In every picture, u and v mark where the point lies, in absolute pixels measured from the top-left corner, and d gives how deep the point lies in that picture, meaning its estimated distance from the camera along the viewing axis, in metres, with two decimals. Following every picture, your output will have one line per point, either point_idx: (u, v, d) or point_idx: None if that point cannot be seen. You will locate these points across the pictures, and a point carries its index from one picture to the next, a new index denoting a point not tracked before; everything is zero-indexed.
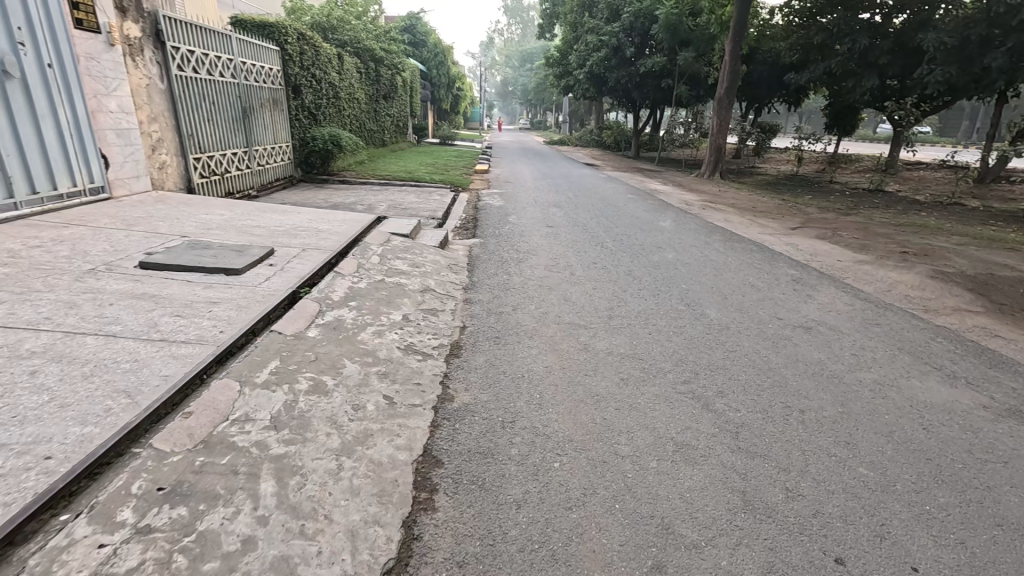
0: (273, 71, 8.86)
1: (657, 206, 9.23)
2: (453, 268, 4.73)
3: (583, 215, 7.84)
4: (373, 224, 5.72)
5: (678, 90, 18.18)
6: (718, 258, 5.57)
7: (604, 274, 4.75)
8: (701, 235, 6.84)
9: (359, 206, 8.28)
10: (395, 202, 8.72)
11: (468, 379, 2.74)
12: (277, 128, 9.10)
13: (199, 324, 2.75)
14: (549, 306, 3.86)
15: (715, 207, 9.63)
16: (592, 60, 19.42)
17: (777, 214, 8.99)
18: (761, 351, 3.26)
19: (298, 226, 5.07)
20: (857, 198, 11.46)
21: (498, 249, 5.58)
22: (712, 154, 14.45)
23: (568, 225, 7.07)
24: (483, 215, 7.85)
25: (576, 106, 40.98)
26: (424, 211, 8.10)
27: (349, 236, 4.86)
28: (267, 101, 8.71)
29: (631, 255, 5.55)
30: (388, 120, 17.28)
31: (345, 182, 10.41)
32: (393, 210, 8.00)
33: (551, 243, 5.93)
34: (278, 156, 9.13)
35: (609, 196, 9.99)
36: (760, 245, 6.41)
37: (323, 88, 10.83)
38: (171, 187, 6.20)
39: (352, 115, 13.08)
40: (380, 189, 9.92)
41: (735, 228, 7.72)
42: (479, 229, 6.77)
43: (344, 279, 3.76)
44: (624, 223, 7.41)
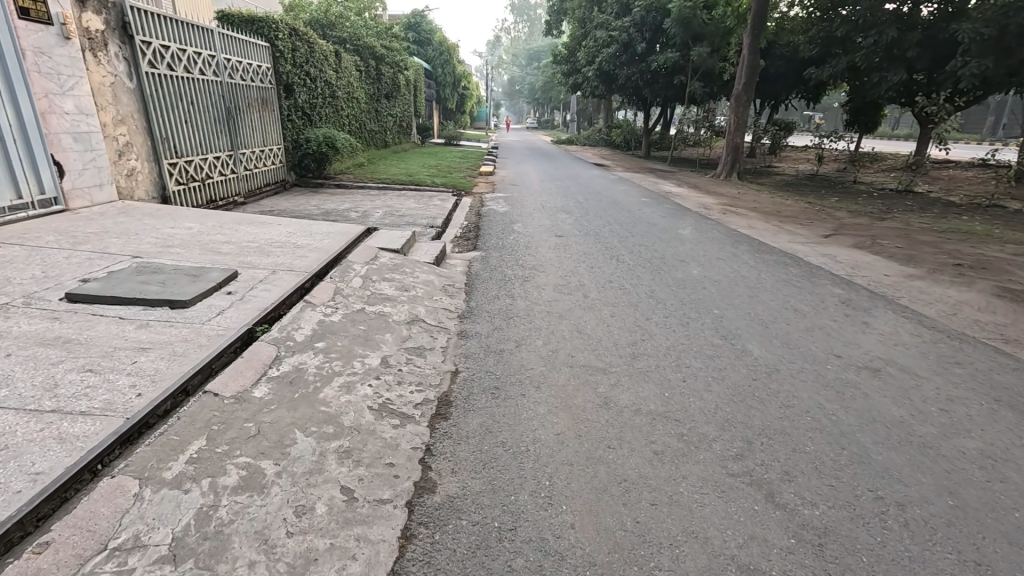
0: (261, 69, 8.31)
1: (675, 210, 8.56)
2: (448, 290, 4.12)
3: (595, 222, 7.19)
4: (362, 236, 5.12)
5: (691, 87, 17.45)
6: (750, 275, 4.90)
7: (623, 296, 4.11)
8: (727, 244, 6.17)
9: (353, 213, 7.70)
10: (393, 209, 8.14)
11: (457, 458, 2.12)
12: (267, 130, 8.56)
13: (113, 382, 2.16)
14: (559, 341, 3.23)
15: (737, 211, 8.94)
16: (601, 56, 18.74)
17: (805, 219, 8.30)
18: (825, 406, 2.61)
19: (275, 241, 4.48)
20: (888, 200, 10.70)
21: (502, 264, 4.96)
22: (729, 154, 13.71)
23: (578, 233, 6.44)
24: (486, 223, 7.23)
25: (585, 105, 40.22)
26: (423, 218, 7.50)
27: (330, 253, 4.26)
28: (255, 100, 8.16)
29: (652, 271, 4.90)
30: (391, 120, 16.71)
31: (341, 186, 9.84)
32: (389, 217, 7.42)
33: (560, 256, 5.31)
34: (268, 159, 8.58)
35: (622, 200, 9.34)
36: (794, 257, 5.73)
37: (318, 87, 10.28)
38: (142, 196, 5.65)
39: (351, 116, 12.53)
40: (377, 194, 9.34)
41: (763, 236, 7.04)
42: (481, 240, 6.15)
43: (315, 311, 3.16)
44: (641, 231, 6.75)
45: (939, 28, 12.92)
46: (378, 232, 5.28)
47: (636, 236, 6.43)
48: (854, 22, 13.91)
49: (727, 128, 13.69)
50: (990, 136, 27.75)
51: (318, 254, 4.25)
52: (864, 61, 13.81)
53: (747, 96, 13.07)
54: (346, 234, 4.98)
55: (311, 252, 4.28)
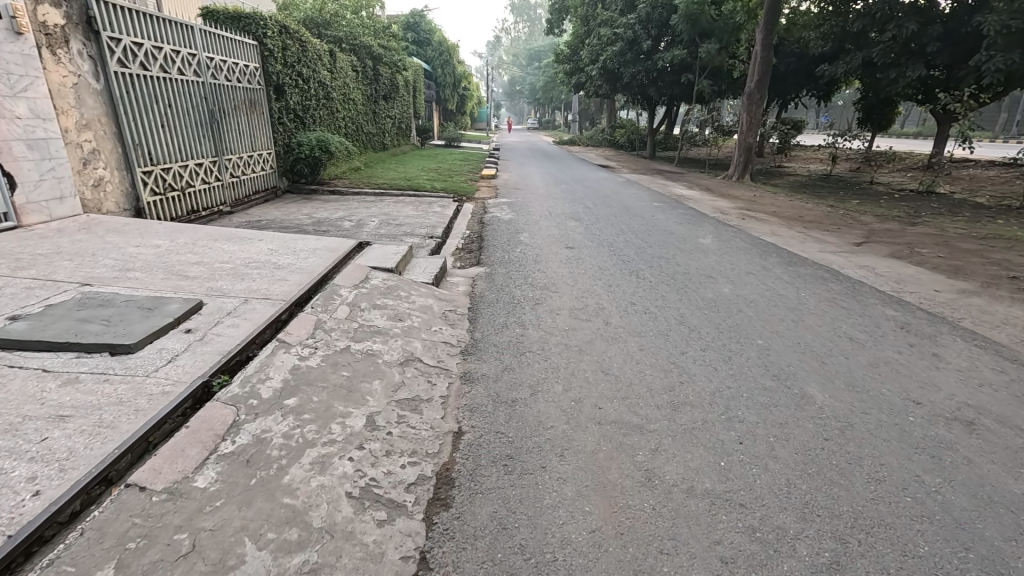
0: (249, 69, 7.80)
1: (691, 216, 8.01)
2: (449, 317, 3.59)
3: (607, 231, 6.66)
4: (353, 252, 4.60)
5: (699, 85, 16.90)
6: (788, 293, 4.37)
7: (649, 324, 3.58)
8: (753, 256, 5.64)
9: (346, 223, 7.17)
10: (390, 217, 7.61)
11: (463, 574, 1.59)
12: (255, 134, 8.06)
13: (6, 473, 1.63)
14: (583, 386, 2.71)
15: (755, 217, 8.39)
16: (605, 54, 18.21)
17: (830, 225, 7.75)
18: (924, 480, 2.08)
19: (252, 261, 3.96)
20: (912, 202, 10.15)
21: (508, 284, 4.42)
22: (741, 155, 13.16)
23: (591, 244, 5.92)
24: (489, 232, 6.70)
25: (587, 104, 39.65)
26: (422, 227, 6.97)
27: (314, 276, 3.74)
28: (242, 103, 7.65)
29: (677, 289, 4.36)
30: (389, 122, 16.18)
31: (336, 193, 9.32)
32: (385, 227, 6.92)
33: (574, 272, 4.78)
34: (256, 165, 8.07)
35: (633, 205, 8.81)
36: (830, 270, 5.21)
37: (312, 88, 9.76)
38: (112, 209, 5.14)
39: (347, 118, 12.02)
40: (373, 201, 8.82)
41: (789, 244, 6.52)
42: (485, 253, 5.62)
43: (289, 353, 2.63)
44: (658, 241, 6.20)
45: (960, 21, 12.37)
46: (371, 247, 4.76)
47: (654, 247, 5.90)
48: (871, 16, 13.36)
49: (739, 127, 13.12)
50: (1002, 133, 27.16)
51: (300, 276, 3.72)
52: (881, 56, 13.27)
53: (760, 94, 12.53)
54: (334, 251, 4.45)
55: (292, 274, 3.76)
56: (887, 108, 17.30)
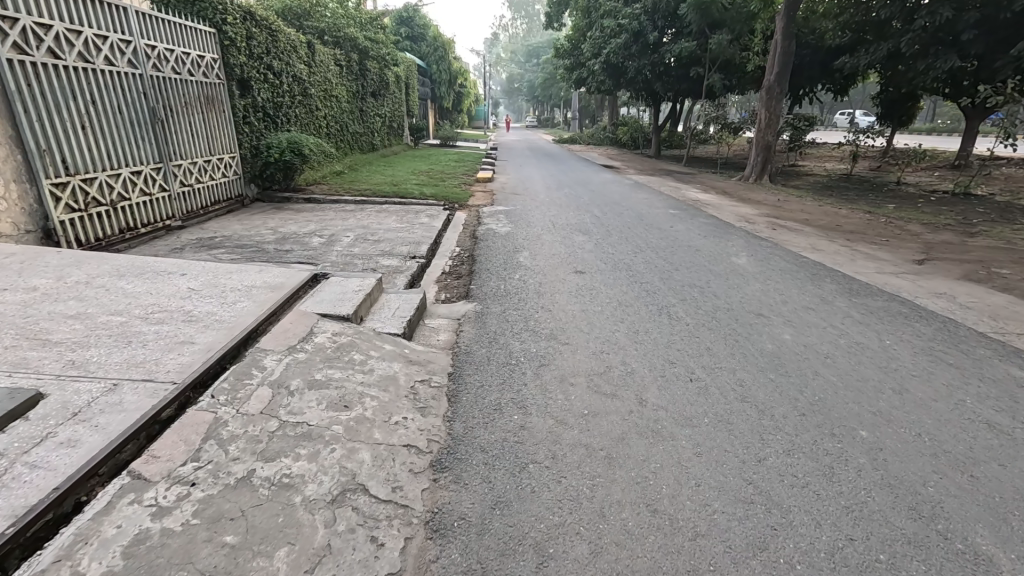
0: (204, 60, 6.73)
1: (715, 228, 6.98)
2: (420, 395, 2.57)
3: (623, 249, 5.63)
4: (303, 289, 3.56)
5: (709, 79, 15.88)
6: (870, 343, 3.33)
7: (701, 404, 2.55)
8: (804, 282, 4.61)
9: (316, 238, 6.16)
10: (369, 231, 6.60)
11: None
12: (213, 137, 7.00)
13: None
14: (620, 547, 1.68)
15: (788, 227, 7.38)
16: (609, 48, 17.19)
17: (877, 236, 6.74)
18: None
19: (156, 311, 2.92)
20: (955, 207, 9.14)
21: (504, 331, 3.38)
22: (759, 154, 12.13)
23: (604, 268, 4.90)
24: (483, 250, 5.69)
25: (588, 101, 38.72)
26: (404, 244, 5.96)
27: (235, 336, 2.69)
28: (197, 99, 6.61)
29: (726, 339, 3.32)
30: (378, 121, 15.10)
31: (312, 201, 8.29)
32: (361, 244, 5.92)
33: (588, 311, 3.76)
34: (214, 171, 7.02)
35: (646, 214, 7.78)
36: (906, 302, 4.18)
37: (284, 83, 8.72)
38: (7, 233, 4.16)
39: (328, 117, 10.98)
40: (353, 211, 7.80)
41: (839, 263, 5.50)
42: (476, 281, 4.59)
43: (136, 505, 1.60)
44: (685, 263, 5.18)
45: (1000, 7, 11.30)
46: (329, 280, 3.73)
47: (681, 271, 4.87)
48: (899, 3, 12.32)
49: (756, 124, 12.10)
50: None
51: (214, 338, 2.67)
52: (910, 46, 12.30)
53: (780, 89, 11.50)
54: (277, 290, 3.41)
55: (204, 333, 2.71)
56: (909, 102, 16.31)
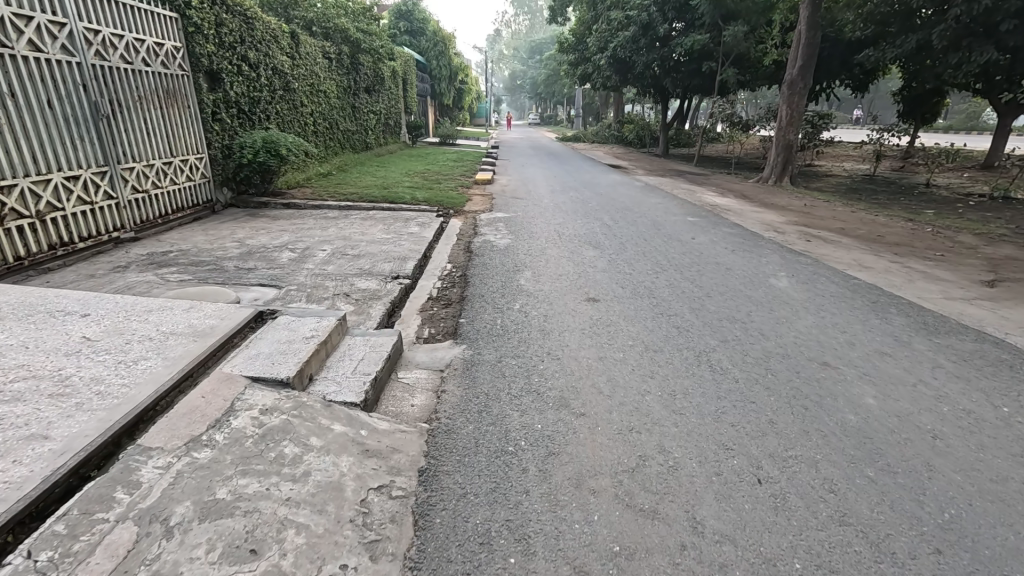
0: (163, 48, 5.94)
1: (742, 240, 6.16)
2: (372, 517, 1.76)
3: (641, 269, 4.81)
4: (237, 337, 2.75)
5: (722, 74, 15.04)
6: (986, 413, 2.51)
7: (785, 533, 1.74)
8: (865, 314, 3.80)
9: (287, 252, 5.37)
10: (349, 243, 5.81)
11: None
12: (175, 135, 6.21)
13: None
14: None
15: (824, 238, 6.56)
16: (616, 41, 16.37)
17: (928, 250, 5.93)
18: None
19: (19, 377, 2.14)
20: (1001, 213, 8.29)
21: (498, 394, 2.58)
22: (779, 155, 11.27)
23: (622, 294, 4.09)
24: (477, 268, 4.88)
25: (592, 98, 37.94)
26: (387, 261, 5.17)
27: (112, 425, 1.88)
28: (154, 92, 5.82)
29: (792, 408, 2.50)
30: (372, 119, 14.30)
31: (291, 207, 7.50)
32: (338, 260, 5.14)
33: (606, 360, 2.95)
34: (177, 173, 6.23)
35: (662, 222, 6.97)
36: (1002, 344, 3.36)
37: (262, 77, 7.94)
38: None
39: (315, 114, 10.19)
40: (335, 218, 7.00)
41: (896, 285, 4.68)
42: (466, 313, 3.77)
43: None
44: (717, 287, 4.36)
45: None
46: (276, 320, 2.91)
47: (714, 298, 4.05)
48: None
49: (777, 122, 11.23)
50: None
51: (81, 427, 1.86)
52: (941, 37, 11.53)
53: (804, 83, 10.64)
54: (203, 340, 2.60)
55: (69, 419, 1.90)
56: (934, 98, 15.45)
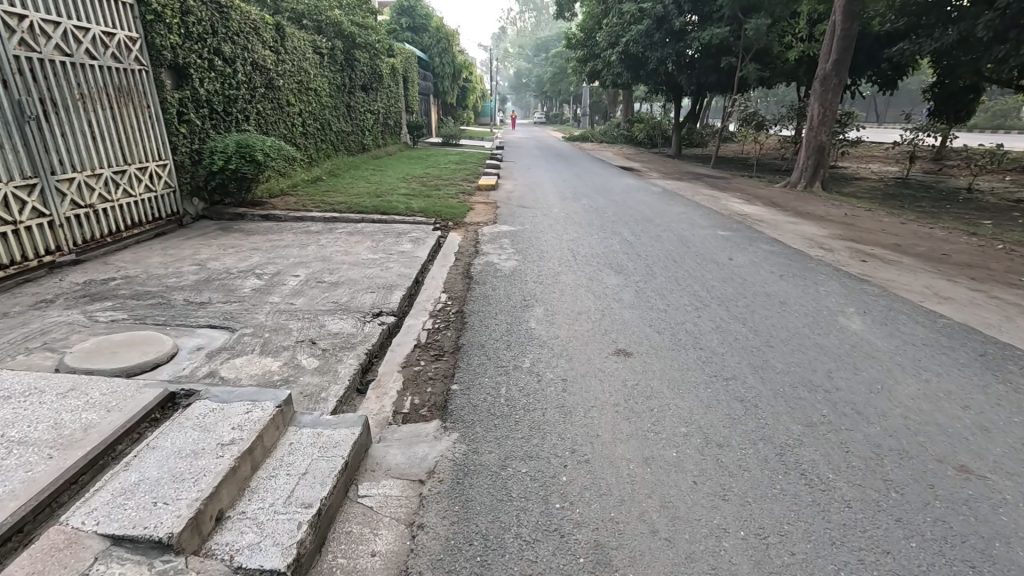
0: (113, 39, 5.13)
1: (788, 261, 5.27)
2: None
3: (676, 304, 3.93)
4: (122, 442, 1.89)
5: (742, 70, 14.14)
6: None
7: None
8: (982, 375, 2.92)
9: (252, 279, 4.54)
10: (328, 265, 4.97)
11: None
12: (130, 140, 5.39)
13: None
14: None
15: (879, 257, 5.68)
16: (628, 36, 15.49)
17: (1009, 274, 5.04)
18: None
19: None
20: None
21: (501, 540, 1.73)
22: (810, 157, 10.32)
23: (660, 344, 3.23)
24: (476, 301, 4.03)
25: (600, 95, 36.98)
26: (370, 291, 4.35)
27: None
28: (101, 88, 5.00)
29: (951, 570, 1.64)
30: (368, 118, 13.46)
31: (269, 220, 6.67)
32: (313, 289, 4.32)
33: (655, 464, 2.11)
34: (134, 183, 5.42)
35: (690, 237, 6.11)
36: None
37: (239, 72, 7.12)
38: None
39: (303, 113, 9.37)
40: (317, 233, 6.17)
41: (995, 324, 3.79)
42: (460, 375, 2.91)
43: None
44: (776, 330, 3.49)
45: None
46: (186, 411, 2.04)
47: (778, 350, 3.17)
48: None
49: (807, 121, 10.29)
50: None
51: None
52: (986, 29, 10.59)
53: (838, 79, 9.70)
54: (59, 457, 1.74)
55: None
56: (969, 95, 14.46)
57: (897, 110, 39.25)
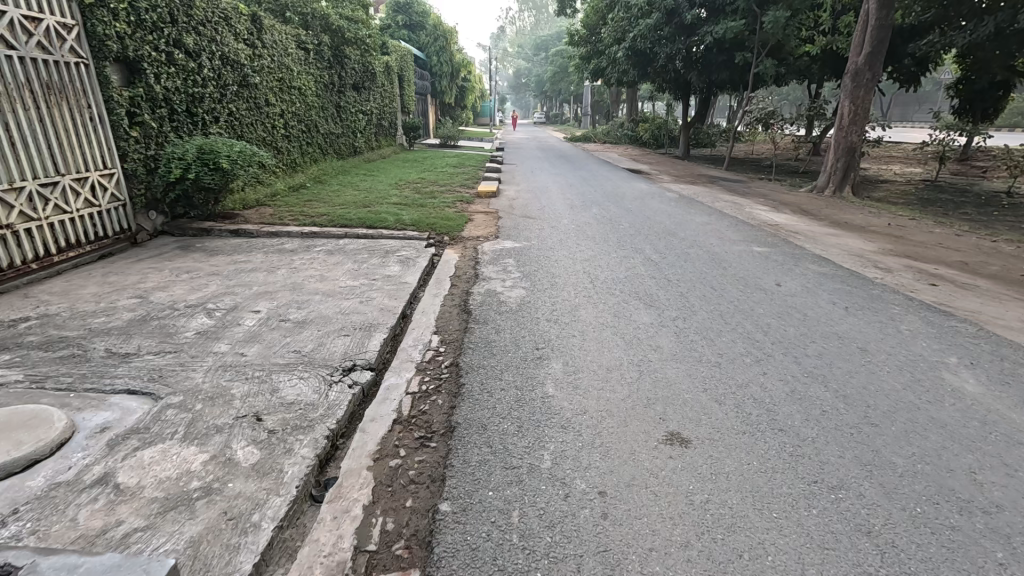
0: (39, 25, 4.30)
1: (847, 286, 4.42)
2: None
3: (730, 354, 3.09)
4: None
5: (758, 66, 13.31)
6: None
7: None
8: None
9: (199, 318, 3.68)
10: (297, 297, 4.12)
11: None
12: (64, 145, 4.56)
13: None
14: None
15: (949, 279, 4.83)
16: (636, 30, 14.65)
17: None
18: None
19: None
20: None
21: None
22: (839, 160, 9.45)
23: (722, 423, 2.40)
24: (476, 350, 3.19)
25: (602, 94, 36.10)
26: (344, 334, 3.50)
27: None
28: (21, 83, 4.16)
29: None
30: (361, 119, 12.63)
31: (239, 236, 5.83)
32: (273, 333, 3.47)
33: None
34: (68, 197, 4.58)
35: (723, 256, 5.27)
36: None
37: (205, 67, 6.28)
38: None
39: (284, 113, 8.54)
40: (291, 252, 5.33)
41: None
42: (452, 482, 2.06)
43: None
44: (871, 395, 2.65)
45: None
46: None
47: (887, 433, 2.33)
48: None
49: (836, 120, 9.41)
50: None
51: None
52: None
53: (872, 74, 8.84)
54: None
55: None
56: (999, 92, 13.62)
57: (906, 109, 38.45)
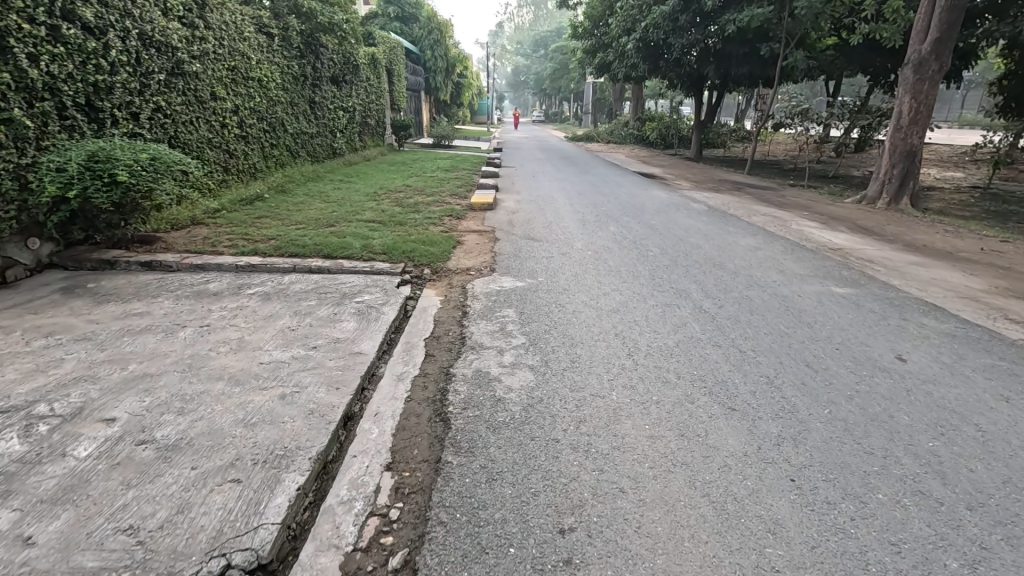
0: None
1: (1005, 364, 3.00)
2: None
3: (914, 548, 1.69)
4: None
5: (789, 58, 11.95)
6: None
7: None
8: None
9: (5, 440, 2.25)
10: (185, 389, 2.69)
11: None
12: None
13: None
14: None
15: None
16: (648, 20, 13.25)
17: None
18: None
19: None
20: None
21: None
22: (896, 166, 8.03)
23: None
24: (451, 536, 1.77)
25: (605, 92, 34.57)
26: (234, 474, 2.08)
27: None
28: None
29: None
30: (340, 117, 11.22)
31: (151, 271, 4.40)
32: (114, 478, 2.04)
33: None
34: None
35: (801, 306, 3.85)
36: None
37: (115, 48, 4.85)
38: None
39: (238, 109, 7.11)
40: (211, 298, 3.90)
41: None
42: None
43: None
44: None
45: None
46: None
47: None
48: None
49: (893, 119, 8.01)
50: None
51: None
52: None
53: (940, 65, 7.45)
54: None
55: None
56: None
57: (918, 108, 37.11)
